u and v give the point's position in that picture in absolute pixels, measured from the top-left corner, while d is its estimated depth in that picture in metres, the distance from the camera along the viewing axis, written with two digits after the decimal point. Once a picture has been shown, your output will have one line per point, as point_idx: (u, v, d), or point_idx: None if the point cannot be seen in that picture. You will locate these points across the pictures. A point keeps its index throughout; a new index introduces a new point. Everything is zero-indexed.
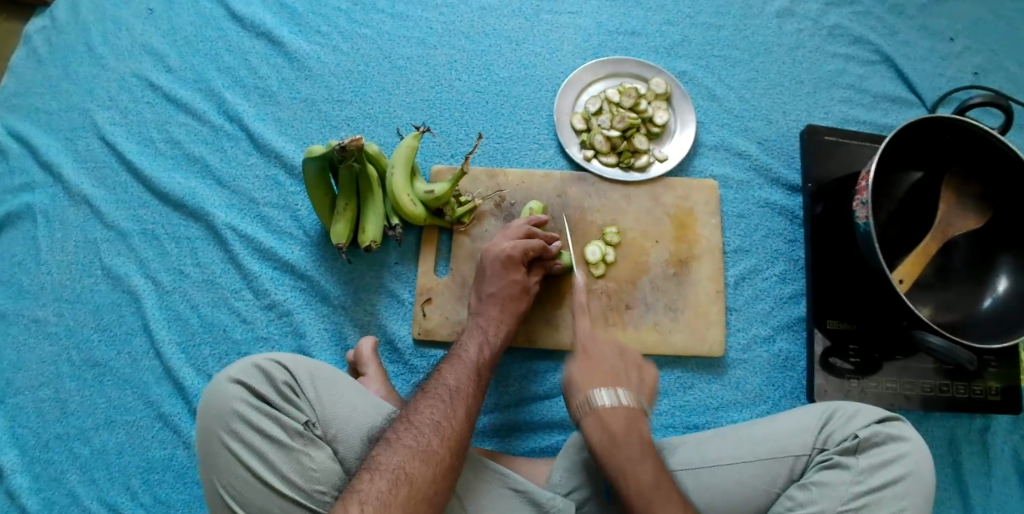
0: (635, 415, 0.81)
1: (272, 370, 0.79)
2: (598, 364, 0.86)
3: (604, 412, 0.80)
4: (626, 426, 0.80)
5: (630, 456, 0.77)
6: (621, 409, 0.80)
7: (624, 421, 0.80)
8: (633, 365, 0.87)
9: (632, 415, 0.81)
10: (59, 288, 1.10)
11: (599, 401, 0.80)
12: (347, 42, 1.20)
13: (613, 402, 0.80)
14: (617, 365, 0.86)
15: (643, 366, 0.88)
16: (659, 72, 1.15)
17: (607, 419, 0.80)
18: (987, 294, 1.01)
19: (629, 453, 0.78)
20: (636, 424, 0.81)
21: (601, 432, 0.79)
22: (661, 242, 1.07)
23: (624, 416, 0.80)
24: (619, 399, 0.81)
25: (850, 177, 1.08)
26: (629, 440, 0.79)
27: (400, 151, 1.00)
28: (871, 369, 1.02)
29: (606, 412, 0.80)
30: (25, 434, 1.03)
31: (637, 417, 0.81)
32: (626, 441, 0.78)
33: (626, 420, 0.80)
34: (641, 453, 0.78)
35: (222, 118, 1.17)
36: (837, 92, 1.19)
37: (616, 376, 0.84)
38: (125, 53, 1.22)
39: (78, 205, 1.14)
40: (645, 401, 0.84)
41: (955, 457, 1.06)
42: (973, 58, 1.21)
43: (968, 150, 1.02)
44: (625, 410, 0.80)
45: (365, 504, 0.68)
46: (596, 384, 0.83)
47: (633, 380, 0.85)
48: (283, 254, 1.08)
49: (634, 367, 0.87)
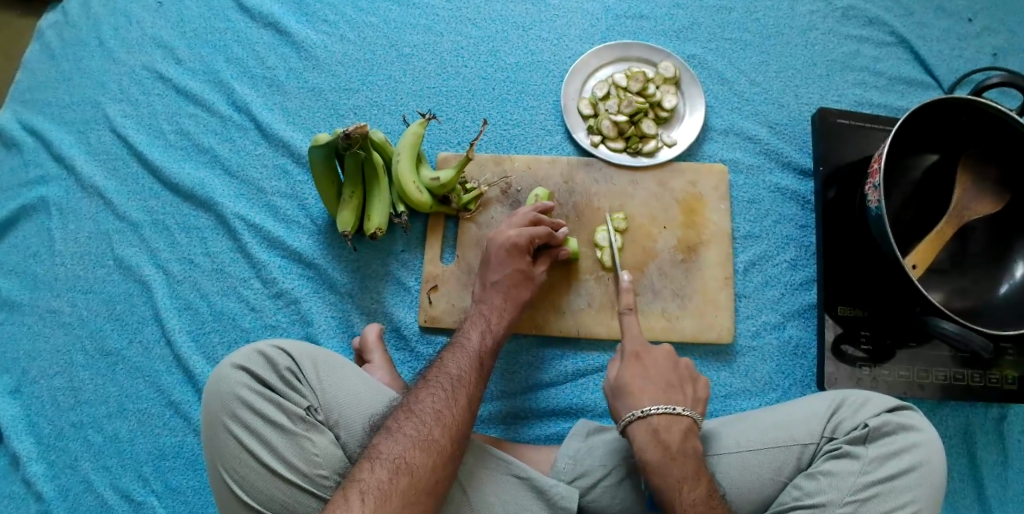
0: (689, 429, 0.81)
1: (275, 356, 0.80)
2: (652, 373, 0.86)
3: (658, 423, 0.80)
4: (681, 441, 0.80)
5: (683, 474, 0.77)
6: (677, 422, 0.81)
7: (680, 437, 0.80)
8: (686, 379, 0.87)
9: (687, 431, 0.81)
10: (72, 278, 1.12)
11: (653, 411, 0.81)
12: (353, 30, 1.19)
13: (669, 410, 0.81)
14: (673, 376, 0.86)
15: (696, 378, 0.88)
16: (667, 56, 1.13)
17: (659, 431, 0.80)
18: (1004, 280, 0.98)
19: (683, 471, 0.77)
20: (693, 440, 0.81)
21: (660, 445, 0.79)
22: (668, 228, 1.05)
23: (679, 430, 0.80)
24: (676, 412, 0.81)
25: (863, 161, 1.06)
26: (683, 457, 0.78)
27: (406, 138, 1.00)
28: (884, 357, 1.00)
29: (660, 424, 0.80)
30: (41, 422, 1.05)
31: (691, 434, 0.81)
32: (682, 457, 0.78)
33: (682, 434, 0.80)
34: (695, 471, 0.78)
35: (230, 109, 1.18)
36: (850, 75, 1.16)
37: (671, 389, 0.84)
38: (135, 45, 1.23)
39: (90, 196, 1.15)
40: (699, 414, 0.84)
41: (970, 447, 1.04)
42: (992, 39, 1.18)
43: (985, 131, 0.99)
44: (683, 423, 0.81)
45: (366, 494, 0.68)
46: (649, 396, 0.83)
47: (687, 392, 0.85)
48: (291, 243, 1.08)
49: (687, 379, 0.87)
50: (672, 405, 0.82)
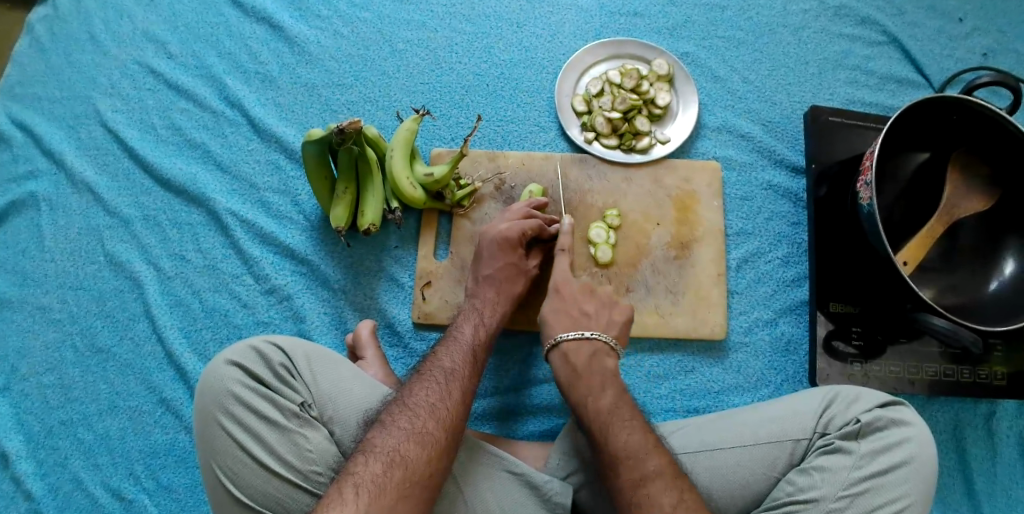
0: (600, 351, 0.85)
1: (269, 352, 0.79)
2: (568, 302, 0.90)
3: (568, 347, 0.85)
4: (589, 361, 0.84)
5: (589, 386, 0.81)
6: (585, 345, 0.85)
7: (588, 355, 0.84)
8: (603, 307, 0.90)
9: (597, 351, 0.85)
10: (63, 275, 1.11)
11: (564, 337, 0.86)
12: (346, 26, 1.19)
13: (577, 335, 0.85)
14: (589, 306, 0.90)
15: (617, 305, 0.92)
16: (660, 53, 1.13)
17: (571, 354, 0.84)
18: (994, 278, 1.00)
19: (590, 385, 0.81)
20: (603, 359, 0.84)
21: (570, 366, 0.83)
22: (662, 225, 1.06)
23: (587, 353, 0.84)
24: (584, 336, 0.85)
25: (855, 159, 1.07)
26: (590, 374, 0.82)
27: (399, 134, 1.00)
28: (875, 353, 1.01)
29: (570, 347, 0.85)
30: (30, 420, 1.04)
31: (603, 354, 0.85)
32: (588, 375, 0.82)
33: (591, 354, 0.84)
34: (601, 383, 0.81)
35: (222, 104, 1.17)
36: (842, 73, 1.17)
37: (584, 317, 0.89)
38: (126, 40, 1.22)
39: (80, 192, 1.14)
40: (613, 339, 0.87)
41: (959, 443, 1.05)
42: (982, 39, 1.19)
43: (975, 130, 1.01)
44: (592, 344, 0.85)
45: (360, 487, 0.68)
46: (563, 324, 0.88)
47: (601, 317, 0.89)
48: (283, 239, 1.08)
49: (605, 306, 0.91)
50: (582, 331, 0.86)
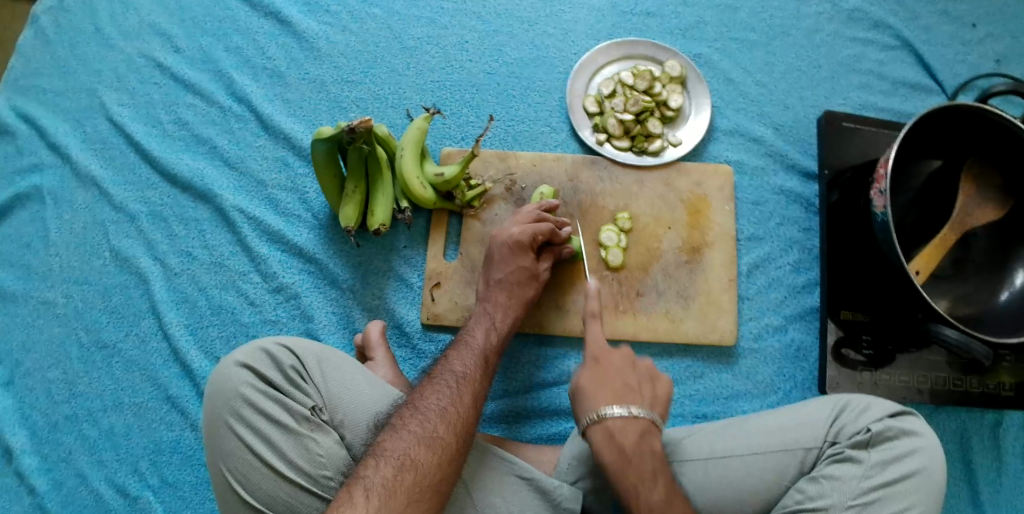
0: (647, 430, 0.78)
1: (279, 354, 0.79)
2: (604, 308, 0.89)
3: (614, 426, 0.77)
4: (620, 368, 0.83)
5: (616, 389, 0.80)
6: (633, 423, 0.77)
7: (637, 437, 0.77)
8: (645, 379, 0.82)
9: (630, 359, 0.84)
10: (68, 269, 1.10)
11: (611, 414, 0.78)
12: (356, 21, 1.18)
13: (625, 413, 0.78)
14: (624, 312, 0.89)
15: (652, 318, 0.90)
16: (673, 54, 1.12)
17: (602, 358, 0.84)
18: (1004, 287, 0.99)
19: (640, 472, 0.75)
20: (651, 440, 0.78)
21: (616, 448, 0.76)
22: (673, 228, 1.05)
23: (636, 430, 0.77)
24: (633, 413, 0.78)
25: (868, 165, 1.06)
26: (639, 457, 0.76)
27: (410, 133, 0.99)
28: (884, 361, 1.01)
29: (617, 426, 0.77)
30: (35, 415, 1.03)
31: (636, 362, 0.84)
32: (638, 459, 0.76)
33: (624, 363, 0.83)
34: (652, 472, 0.76)
35: (230, 99, 1.16)
36: (855, 77, 1.16)
37: (621, 323, 0.88)
38: (132, 33, 1.20)
39: (86, 186, 1.13)
40: (648, 346, 0.87)
41: (965, 451, 1.05)
42: (996, 45, 1.18)
43: (989, 138, 0.99)
44: (624, 352, 0.84)
45: (370, 490, 0.68)
46: (600, 333, 0.86)
47: (638, 327, 0.88)
48: (291, 238, 1.07)
49: (640, 315, 0.90)
50: (629, 408, 0.78)
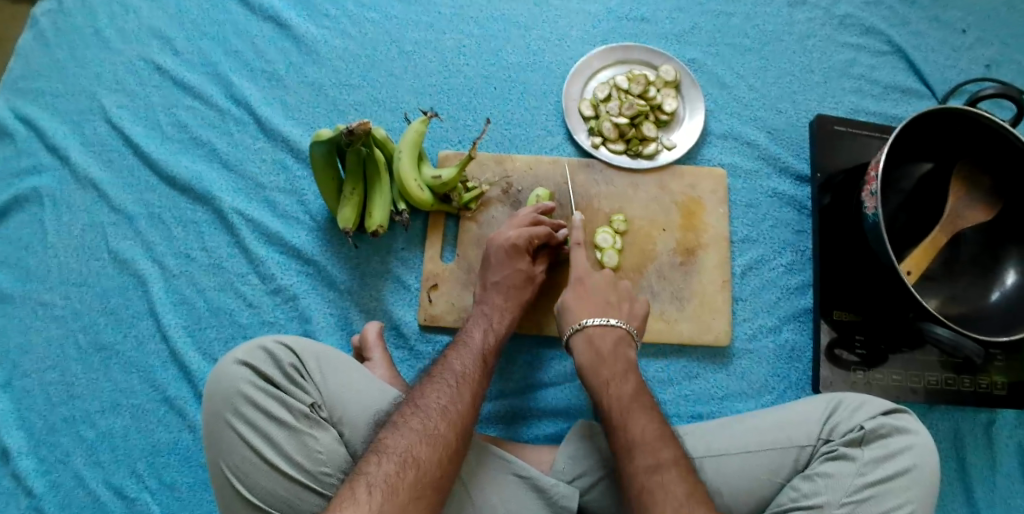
0: (623, 339, 0.88)
1: (278, 352, 0.79)
2: (592, 292, 0.92)
3: (594, 333, 0.88)
4: (614, 348, 0.87)
5: (612, 373, 0.84)
6: (610, 332, 0.88)
7: (613, 343, 0.87)
8: (625, 298, 0.93)
9: (620, 339, 0.88)
10: (66, 271, 1.10)
11: (589, 324, 0.88)
12: (354, 26, 1.19)
13: (602, 322, 0.88)
14: (613, 294, 0.92)
15: (637, 299, 0.94)
16: (667, 59, 1.14)
17: (594, 339, 0.87)
18: (995, 288, 1.01)
19: (622, 392, 0.82)
20: (625, 350, 0.87)
21: (593, 351, 0.87)
22: (668, 230, 1.06)
23: (612, 339, 0.87)
24: (609, 324, 0.88)
25: (859, 169, 1.08)
26: (614, 361, 0.85)
27: (407, 136, 1.00)
28: (877, 361, 1.02)
29: (595, 333, 0.88)
30: (32, 417, 1.04)
31: (625, 342, 0.88)
32: (613, 361, 0.85)
33: (615, 341, 0.87)
34: (643, 407, 0.80)
35: (228, 102, 1.17)
36: (847, 82, 1.18)
37: (610, 305, 0.91)
38: (131, 36, 1.21)
39: (84, 188, 1.14)
40: (634, 327, 0.90)
41: (958, 451, 1.06)
42: (985, 51, 1.20)
43: (977, 142, 1.02)
44: (615, 332, 0.88)
45: (373, 486, 0.68)
46: (586, 312, 0.90)
47: (625, 307, 0.92)
48: (290, 239, 1.08)
49: (627, 297, 0.93)
50: (608, 318, 0.89)
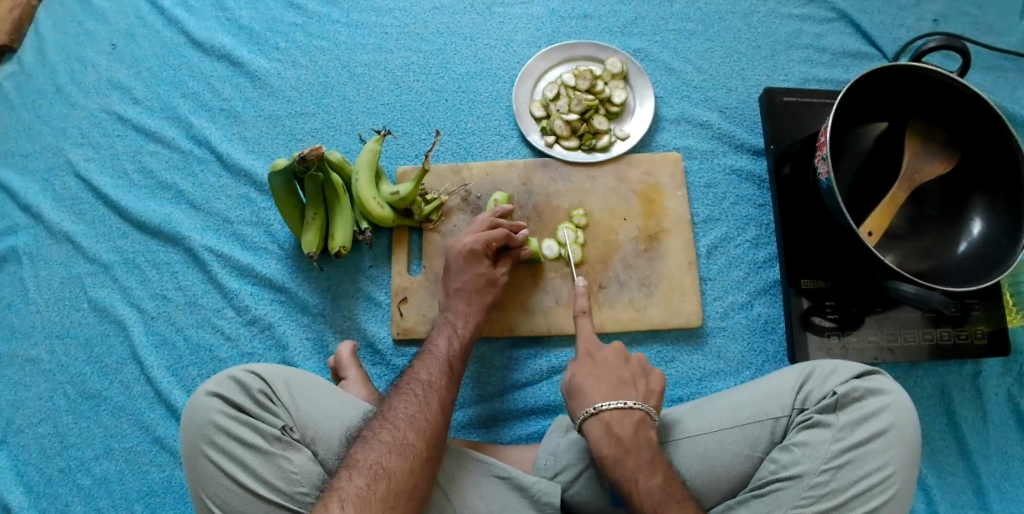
0: (643, 420, 0.83)
1: (247, 379, 0.81)
2: (602, 373, 0.88)
3: (610, 418, 0.82)
4: (634, 432, 0.82)
5: (638, 464, 0.79)
6: (629, 414, 0.83)
7: (632, 428, 0.82)
8: (638, 374, 0.88)
9: (640, 421, 0.83)
10: (49, 325, 1.13)
11: (604, 408, 0.83)
12: (304, 55, 1.21)
13: (619, 405, 0.83)
14: (624, 372, 0.88)
15: (650, 371, 0.90)
16: (613, 52, 1.15)
17: (613, 426, 0.82)
18: (962, 239, 1.01)
19: (639, 461, 0.79)
20: (646, 431, 0.82)
21: (614, 439, 0.81)
22: (629, 220, 1.07)
23: (631, 422, 0.82)
24: (627, 406, 0.83)
25: (811, 137, 1.09)
26: (638, 447, 0.80)
27: (363, 156, 1.02)
28: (852, 324, 1.02)
29: (612, 419, 0.82)
30: (29, 470, 1.06)
31: (645, 425, 0.83)
32: (637, 448, 0.80)
33: (634, 425, 0.82)
34: (651, 461, 0.79)
35: (190, 142, 1.19)
36: (795, 53, 1.19)
37: (623, 384, 0.86)
38: (92, 89, 1.24)
39: (59, 242, 1.16)
40: (651, 406, 0.85)
41: (948, 406, 1.06)
42: (931, 6, 1.20)
43: (930, 96, 1.02)
44: (634, 416, 0.83)
45: (345, 501, 0.70)
46: (600, 394, 0.85)
47: (640, 385, 0.87)
48: (260, 270, 1.10)
49: (640, 373, 0.89)
50: (623, 400, 0.84)
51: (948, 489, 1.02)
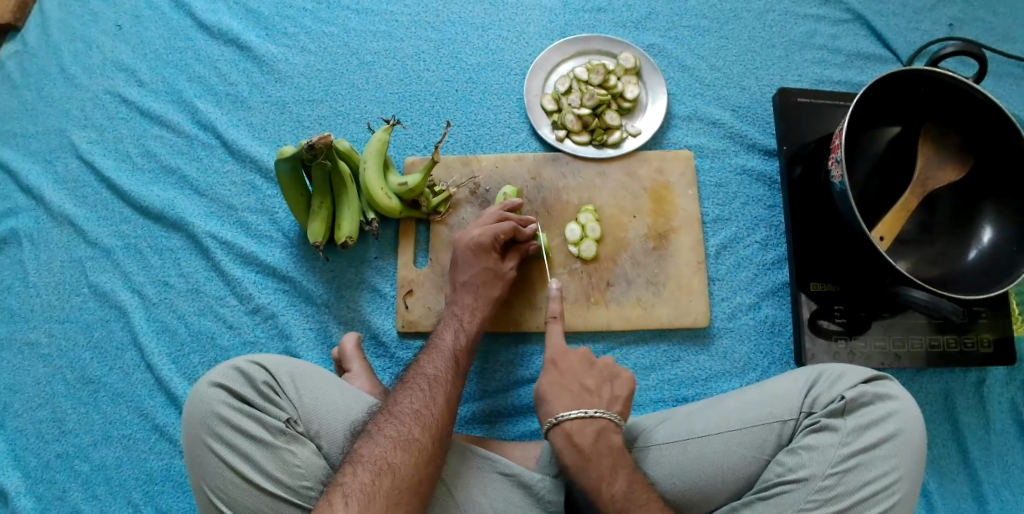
0: (604, 429, 0.81)
1: (252, 371, 0.80)
2: (567, 378, 0.86)
3: (571, 428, 0.80)
4: (595, 442, 0.80)
5: (601, 473, 0.78)
6: (590, 424, 0.81)
7: (593, 437, 0.80)
8: (603, 378, 0.86)
9: (601, 430, 0.81)
10: (49, 308, 1.11)
11: (566, 417, 0.81)
12: (313, 41, 1.20)
13: (581, 414, 0.81)
14: (588, 379, 0.85)
15: (618, 376, 0.87)
16: (626, 47, 1.14)
17: (573, 434, 0.80)
18: (973, 246, 1.01)
19: (601, 470, 0.78)
20: (609, 438, 0.81)
21: (576, 448, 0.79)
22: (638, 217, 1.06)
23: (593, 431, 0.80)
24: (590, 415, 0.81)
25: (825, 138, 1.08)
26: (599, 456, 0.79)
27: (371, 145, 1.00)
28: (859, 329, 1.01)
29: (573, 428, 0.80)
30: (27, 455, 1.05)
31: (608, 432, 0.81)
32: (596, 457, 0.78)
33: (596, 435, 0.80)
34: (612, 467, 0.78)
35: (196, 127, 1.18)
36: (809, 53, 1.18)
37: (586, 393, 0.84)
38: (97, 71, 1.22)
39: (60, 225, 1.15)
40: (617, 413, 0.83)
41: (952, 413, 1.06)
42: (947, 10, 1.19)
43: (943, 102, 1.02)
44: (597, 424, 0.81)
45: (349, 497, 0.69)
46: (563, 402, 0.83)
47: (604, 392, 0.84)
48: (264, 258, 1.08)
49: (605, 378, 0.86)
50: (586, 409, 0.82)
51: (950, 496, 1.02)
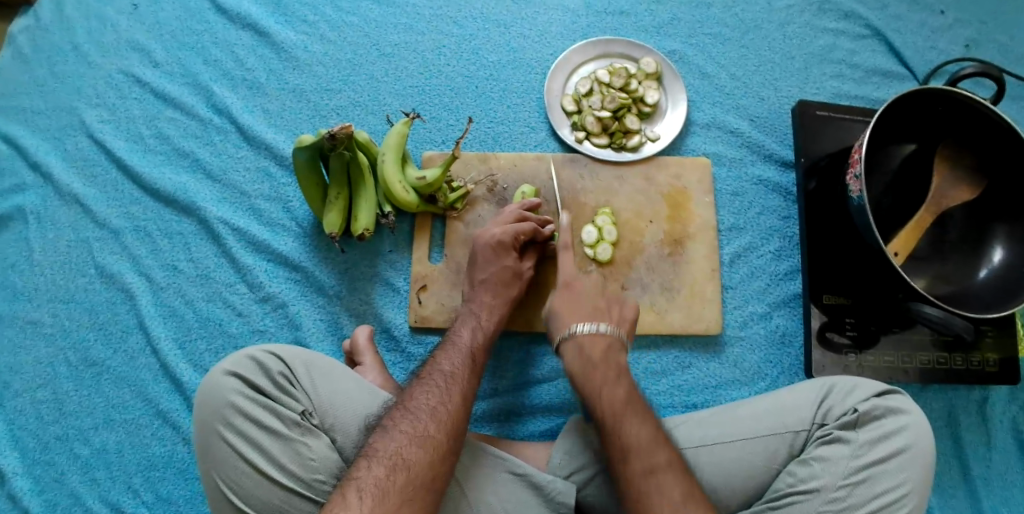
0: (612, 345, 0.87)
1: (267, 361, 0.79)
2: (579, 296, 0.92)
3: (583, 339, 0.87)
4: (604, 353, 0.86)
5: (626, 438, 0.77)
6: (600, 338, 0.87)
7: (603, 348, 0.86)
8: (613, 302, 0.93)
9: (610, 345, 0.87)
10: (53, 288, 1.10)
11: (579, 329, 0.88)
12: (333, 30, 1.19)
13: (593, 328, 0.88)
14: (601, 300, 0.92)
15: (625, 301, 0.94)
16: (648, 51, 1.14)
17: (584, 346, 0.87)
18: (984, 265, 1.01)
19: (605, 376, 0.83)
20: (616, 354, 0.87)
21: (585, 356, 0.86)
22: (654, 222, 1.06)
23: (603, 344, 0.86)
24: (600, 330, 0.88)
25: (843, 152, 1.08)
26: (605, 365, 0.84)
27: (390, 138, 0.99)
28: (869, 343, 1.02)
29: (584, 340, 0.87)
30: (25, 436, 1.03)
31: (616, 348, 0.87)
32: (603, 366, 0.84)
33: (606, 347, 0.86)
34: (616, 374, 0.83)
35: (210, 112, 1.16)
36: (828, 67, 1.18)
37: (598, 312, 0.90)
38: (110, 50, 1.21)
39: (68, 204, 1.13)
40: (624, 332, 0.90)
41: (954, 430, 1.06)
42: (964, 31, 1.20)
43: (960, 122, 1.02)
44: (606, 338, 0.87)
45: (364, 491, 0.68)
46: (576, 318, 0.90)
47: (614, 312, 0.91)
48: (277, 247, 1.07)
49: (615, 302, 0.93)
50: (597, 323, 0.88)
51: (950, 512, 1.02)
